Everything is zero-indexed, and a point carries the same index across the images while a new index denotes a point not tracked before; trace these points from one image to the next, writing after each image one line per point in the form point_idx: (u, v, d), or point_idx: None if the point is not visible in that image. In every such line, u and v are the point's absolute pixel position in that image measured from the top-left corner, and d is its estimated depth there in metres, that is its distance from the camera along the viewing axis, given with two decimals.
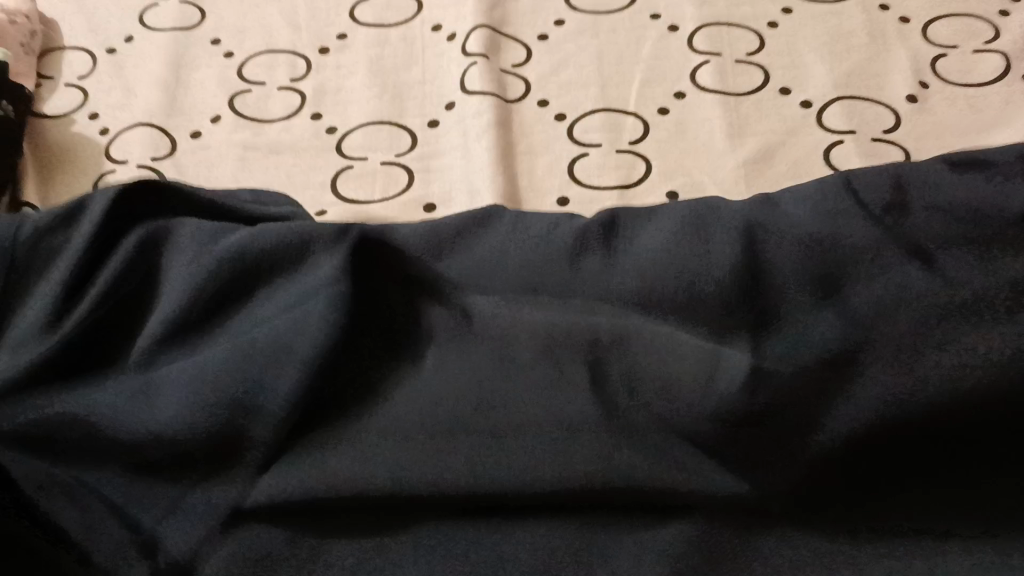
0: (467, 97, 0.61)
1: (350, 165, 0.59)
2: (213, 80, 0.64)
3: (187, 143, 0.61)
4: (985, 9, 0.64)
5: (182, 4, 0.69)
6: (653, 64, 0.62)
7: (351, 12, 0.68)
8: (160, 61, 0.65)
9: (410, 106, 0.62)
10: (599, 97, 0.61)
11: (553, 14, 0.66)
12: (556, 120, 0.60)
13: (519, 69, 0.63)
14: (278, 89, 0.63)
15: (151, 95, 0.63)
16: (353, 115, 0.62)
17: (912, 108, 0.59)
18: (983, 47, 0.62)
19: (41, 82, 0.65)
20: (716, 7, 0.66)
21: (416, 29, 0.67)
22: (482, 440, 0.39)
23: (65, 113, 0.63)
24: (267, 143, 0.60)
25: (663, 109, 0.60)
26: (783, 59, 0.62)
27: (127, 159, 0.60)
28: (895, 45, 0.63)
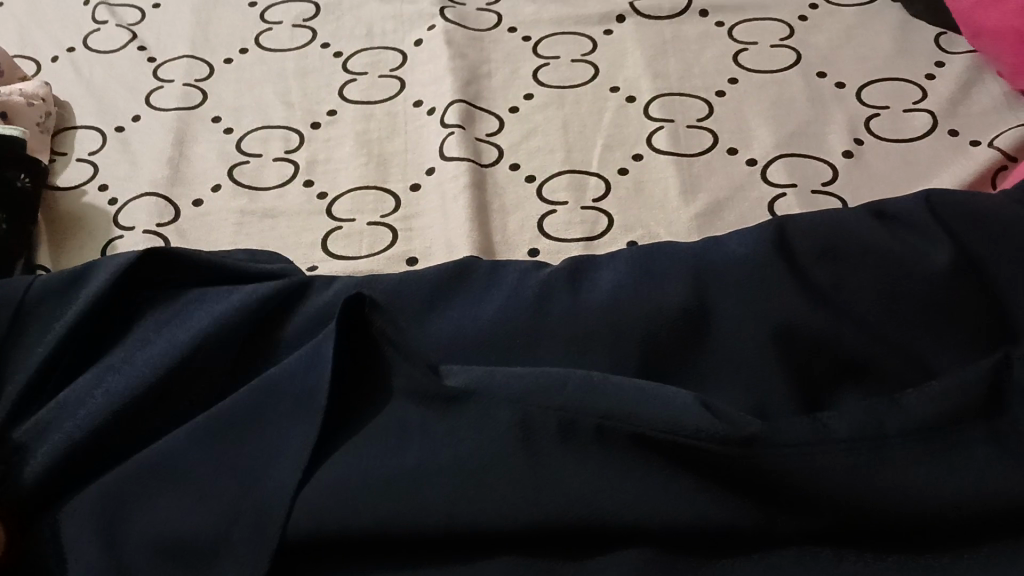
0: (446, 162, 0.68)
1: (339, 225, 0.65)
2: (214, 154, 0.70)
3: (189, 210, 0.66)
4: (912, 75, 0.72)
5: (185, 87, 0.76)
6: (614, 130, 0.69)
7: (340, 91, 0.74)
8: (165, 137, 0.72)
9: (394, 172, 0.68)
10: (565, 160, 0.67)
11: (523, 88, 0.73)
12: (526, 181, 0.66)
13: (493, 137, 0.70)
14: (273, 160, 0.69)
15: (156, 168, 0.69)
16: (342, 181, 0.68)
17: (847, 163, 0.65)
18: (910, 109, 0.69)
19: (55, 159, 0.71)
20: (670, 79, 0.73)
21: (400, 104, 0.73)
22: (471, 484, 0.42)
23: (77, 186, 0.69)
24: (262, 208, 0.66)
25: (622, 169, 0.66)
26: (731, 124, 0.69)
27: (133, 225, 0.65)
28: (831, 109, 0.69)
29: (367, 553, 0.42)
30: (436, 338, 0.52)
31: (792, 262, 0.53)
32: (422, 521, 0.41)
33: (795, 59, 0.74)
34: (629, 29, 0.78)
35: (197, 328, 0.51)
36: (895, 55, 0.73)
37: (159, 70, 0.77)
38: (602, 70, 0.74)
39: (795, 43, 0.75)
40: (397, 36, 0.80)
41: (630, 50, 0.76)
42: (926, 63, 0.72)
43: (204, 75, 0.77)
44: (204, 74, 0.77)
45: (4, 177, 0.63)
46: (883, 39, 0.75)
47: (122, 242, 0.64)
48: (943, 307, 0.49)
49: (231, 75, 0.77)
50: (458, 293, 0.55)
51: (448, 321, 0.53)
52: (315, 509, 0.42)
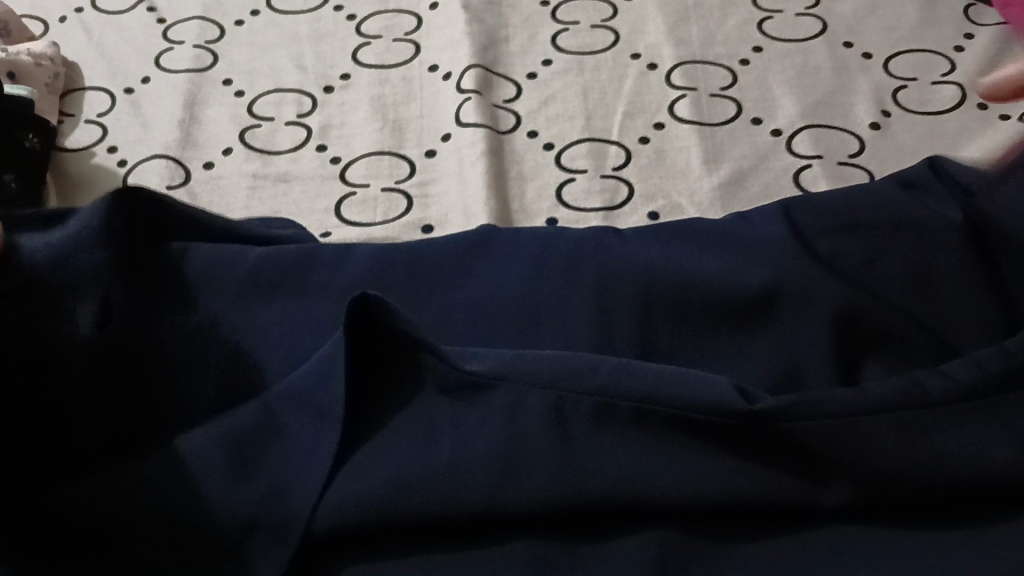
0: (462, 129, 0.66)
1: (353, 191, 0.63)
2: (226, 117, 0.69)
3: (200, 174, 0.65)
4: (941, 46, 0.70)
5: (196, 49, 0.74)
6: (634, 98, 0.67)
7: (353, 55, 0.73)
8: (176, 100, 0.70)
9: (409, 138, 0.67)
10: (585, 128, 0.66)
11: (541, 54, 0.71)
12: (545, 149, 0.65)
13: (511, 104, 0.68)
14: (286, 124, 0.68)
15: (167, 130, 0.68)
16: (355, 147, 0.66)
17: (874, 134, 0.64)
18: (939, 80, 0.67)
19: (63, 119, 0.69)
20: (692, 47, 0.71)
21: (415, 69, 0.72)
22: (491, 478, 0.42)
23: (86, 147, 0.67)
24: (275, 173, 0.65)
25: (644, 138, 0.65)
26: (754, 93, 0.67)
27: (143, 187, 0.64)
28: (858, 78, 0.68)
29: (397, 539, 0.42)
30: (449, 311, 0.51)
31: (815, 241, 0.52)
32: (451, 507, 0.41)
33: (820, 28, 0.72)
34: None
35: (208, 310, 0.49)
36: (922, 25, 0.72)
37: (170, 32, 0.76)
38: (623, 37, 0.72)
39: (820, 12, 0.73)
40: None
41: (651, 17, 0.74)
42: (956, 34, 0.71)
43: (215, 37, 0.75)
44: (215, 36, 0.75)
45: (13, 137, 0.62)
46: (911, 9, 0.73)
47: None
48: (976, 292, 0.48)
49: (243, 37, 0.75)
50: (476, 262, 0.54)
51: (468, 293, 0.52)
52: (345, 502, 0.41)
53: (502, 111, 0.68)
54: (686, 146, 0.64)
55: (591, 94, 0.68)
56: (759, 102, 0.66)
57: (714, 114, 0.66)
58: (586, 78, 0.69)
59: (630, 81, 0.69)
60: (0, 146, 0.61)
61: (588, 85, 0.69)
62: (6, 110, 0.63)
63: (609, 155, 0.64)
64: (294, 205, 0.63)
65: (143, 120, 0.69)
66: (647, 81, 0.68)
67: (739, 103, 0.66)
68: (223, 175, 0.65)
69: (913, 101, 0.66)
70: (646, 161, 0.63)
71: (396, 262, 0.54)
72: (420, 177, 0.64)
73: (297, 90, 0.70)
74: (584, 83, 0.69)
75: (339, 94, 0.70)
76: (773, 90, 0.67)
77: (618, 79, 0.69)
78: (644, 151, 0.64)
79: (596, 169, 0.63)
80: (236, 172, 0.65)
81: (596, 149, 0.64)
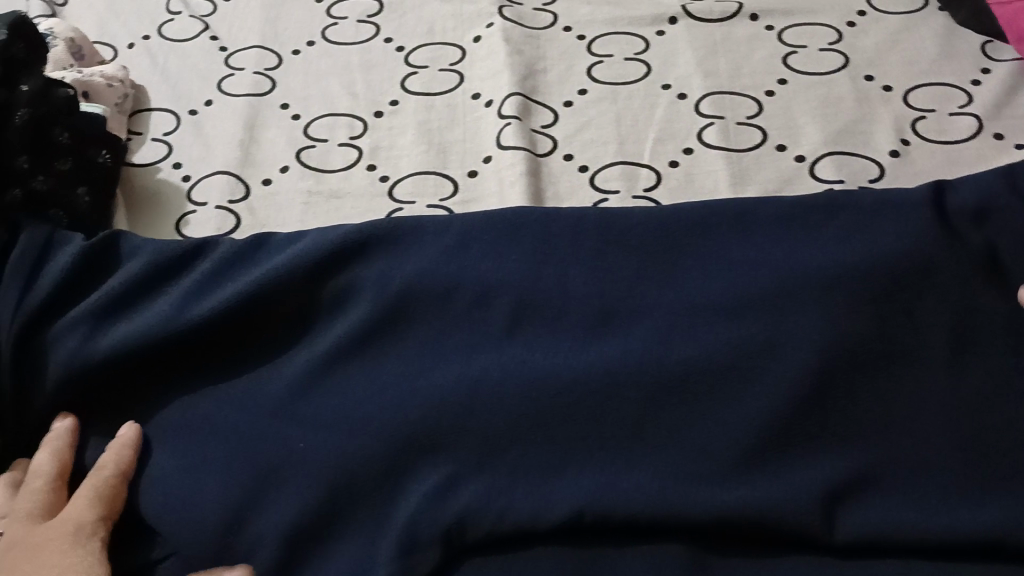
0: (503, 151, 0.71)
1: (401, 207, 0.68)
2: (283, 138, 0.74)
3: (259, 189, 0.70)
4: (958, 80, 0.73)
5: (255, 75, 0.79)
6: (665, 125, 0.71)
7: (402, 83, 0.78)
8: (236, 121, 0.75)
9: (452, 160, 0.71)
10: (617, 152, 0.70)
11: (578, 84, 0.76)
12: (579, 171, 0.69)
13: (548, 129, 0.73)
14: (338, 146, 0.73)
15: (229, 150, 0.73)
16: (402, 167, 0.71)
17: (893, 162, 0.67)
18: (955, 112, 0.71)
19: (132, 138, 0.75)
20: (720, 79, 0.75)
21: (459, 97, 0.76)
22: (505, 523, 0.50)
23: (152, 164, 0.72)
24: (328, 190, 0.69)
25: (674, 162, 0.69)
26: (778, 121, 0.71)
27: (206, 201, 0.69)
28: (878, 109, 0.71)
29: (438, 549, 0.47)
30: (439, 368, 0.56)
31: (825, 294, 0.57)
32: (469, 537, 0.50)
33: (842, 62, 0.76)
34: (680, 30, 0.80)
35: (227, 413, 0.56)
36: (942, 60, 0.75)
37: (230, 59, 0.81)
38: (655, 69, 0.76)
39: (844, 48, 0.77)
40: (457, 32, 0.83)
41: (682, 50, 0.78)
42: (973, 68, 0.74)
43: (273, 65, 0.80)
44: (273, 64, 0.81)
45: (86, 155, 0.67)
46: (930, 45, 0.77)
47: (193, 220, 0.68)
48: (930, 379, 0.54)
49: (298, 65, 0.80)
50: (466, 316, 0.59)
51: (451, 303, 0.59)
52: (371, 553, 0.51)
53: (541, 136, 0.72)
54: (716, 170, 0.68)
55: (623, 123, 0.72)
56: (785, 130, 0.70)
57: (742, 140, 0.70)
58: (619, 106, 0.73)
59: (662, 109, 0.73)
60: (76, 163, 0.66)
61: (621, 113, 0.73)
62: (82, 130, 0.68)
63: (641, 177, 0.68)
64: (345, 219, 0.67)
65: (206, 138, 0.74)
66: (678, 110, 0.73)
67: (766, 130, 0.70)
68: (279, 189, 0.70)
69: (930, 131, 0.70)
70: (674, 182, 0.67)
71: (404, 294, 0.59)
72: (464, 195, 0.69)
73: (350, 115, 0.75)
74: (617, 110, 0.73)
75: (389, 118, 0.75)
76: (798, 118, 0.71)
77: (649, 107, 0.73)
78: (674, 175, 0.68)
79: (627, 189, 0.67)
80: (293, 187, 0.70)
81: (628, 171, 0.68)
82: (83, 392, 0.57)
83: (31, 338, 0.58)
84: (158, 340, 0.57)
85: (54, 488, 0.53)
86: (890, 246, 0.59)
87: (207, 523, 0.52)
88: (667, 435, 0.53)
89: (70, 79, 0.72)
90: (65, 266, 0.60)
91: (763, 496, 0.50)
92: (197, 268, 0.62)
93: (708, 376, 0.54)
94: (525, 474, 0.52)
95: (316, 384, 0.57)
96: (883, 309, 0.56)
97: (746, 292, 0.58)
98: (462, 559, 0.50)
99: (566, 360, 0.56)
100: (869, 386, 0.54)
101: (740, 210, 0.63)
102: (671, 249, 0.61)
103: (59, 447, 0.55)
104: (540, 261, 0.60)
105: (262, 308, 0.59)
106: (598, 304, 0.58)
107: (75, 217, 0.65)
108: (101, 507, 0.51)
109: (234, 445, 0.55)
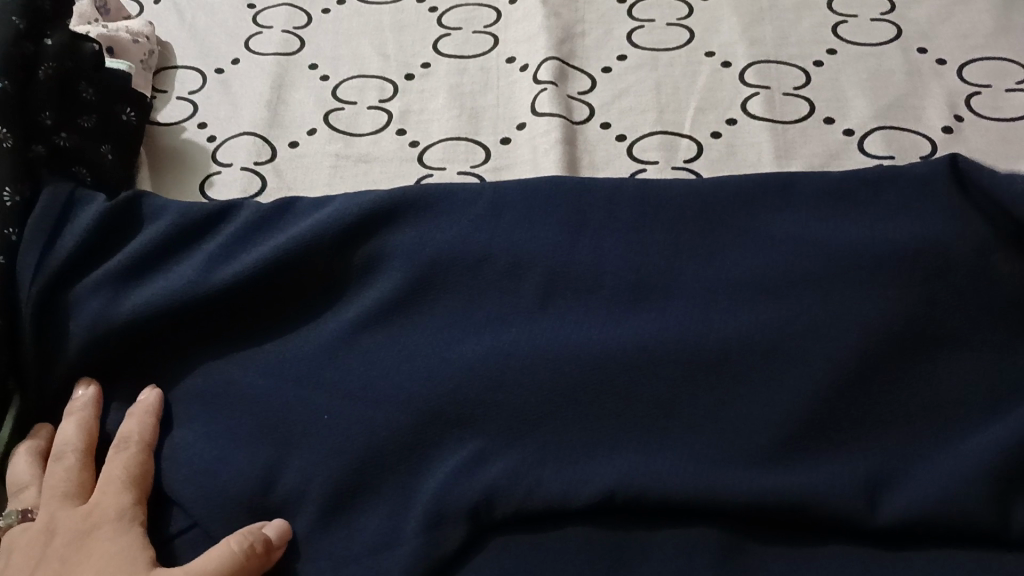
0: (537, 118, 0.68)
1: (431, 173, 0.65)
2: (311, 99, 0.72)
3: (285, 151, 0.68)
4: (1017, 54, 0.70)
5: (284, 34, 0.77)
6: (707, 94, 0.69)
7: (434, 45, 0.75)
8: (264, 81, 0.73)
9: (485, 125, 0.69)
10: (656, 121, 0.67)
11: (617, 50, 0.73)
12: (616, 140, 0.66)
13: (585, 96, 0.70)
14: (368, 109, 0.70)
15: (255, 110, 0.71)
16: (433, 132, 0.68)
17: (946, 138, 0.64)
18: (1013, 87, 0.67)
19: (157, 96, 0.73)
20: (766, 47, 0.72)
21: (492, 61, 0.74)
22: (533, 503, 0.48)
23: (177, 123, 0.71)
24: (357, 153, 0.67)
25: (716, 133, 0.66)
26: (826, 93, 0.68)
27: (232, 162, 0.67)
28: (932, 83, 0.68)
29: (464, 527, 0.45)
30: (467, 341, 0.54)
31: (873, 275, 0.54)
32: (496, 516, 0.48)
33: (895, 33, 0.72)
34: None
35: (254, 380, 0.54)
36: (1000, 33, 0.72)
37: (259, 17, 0.79)
38: (697, 35, 0.73)
39: (896, 18, 0.74)
40: None
41: (726, 16, 0.75)
42: None
43: (302, 23, 0.78)
44: (302, 22, 0.78)
45: (109, 112, 0.65)
46: (987, 16, 0.73)
47: (218, 181, 0.66)
48: (983, 368, 0.51)
49: (328, 25, 0.78)
50: (500, 287, 0.56)
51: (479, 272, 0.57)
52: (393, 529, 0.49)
53: (577, 103, 0.69)
54: (759, 142, 0.65)
55: (663, 91, 0.69)
56: (833, 102, 0.67)
57: (787, 112, 0.67)
58: (659, 73, 0.71)
59: (703, 77, 0.70)
60: (98, 120, 0.64)
61: (660, 81, 0.70)
62: (107, 85, 0.66)
63: (681, 148, 0.65)
64: (373, 184, 0.65)
65: (232, 97, 0.72)
66: (721, 79, 0.70)
67: (813, 102, 0.67)
68: (306, 152, 0.68)
69: (986, 107, 0.66)
70: (715, 154, 0.65)
71: (437, 262, 0.57)
72: (496, 162, 0.66)
73: (380, 77, 0.73)
74: (657, 78, 0.70)
75: (420, 81, 0.72)
76: (847, 90, 0.68)
77: (690, 75, 0.70)
78: (715, 146, 0.65)
79: (666, 160, 0.65)
80: (321, 150, 0.68)
81: (667, 142, 0.66)
82: (103, 355, 0.56)
83: (53, 302, 0.56)
84: (182, 304, 0.55)
85: (83, 467, 0.52)
86: (944, 226, 0.56)
87: (228, 493, 0.51)
88: (704, 417, 0.50)
89: (96, 34, 0.70)
90: (86, 228, 0.58)
91: (803, 483, 0.48)
92: (220, 232, 0.60)
93: (749, 357, 0.52)
94: (554, 452, 0.50)
95: (339, 351, 0.55)
96: (934, 292, 0.53)
97: (790, 270, 0.55)
98: (487, 537, 0.49)
99: (600, 336, 0.53)
100: (918, 372, 0.51)
101: (784, 180, 0.60)
102: (709, 220, 0.58)
103: (82, 420, 0.54)
104: (573, 231, 0.58)
105: (286, 273, 0.57)
106: (630, 275, 0.56)
107: (102, 174, 0.63)
108: (134, 488, 0.50)
109: (256, 414, 0.53)
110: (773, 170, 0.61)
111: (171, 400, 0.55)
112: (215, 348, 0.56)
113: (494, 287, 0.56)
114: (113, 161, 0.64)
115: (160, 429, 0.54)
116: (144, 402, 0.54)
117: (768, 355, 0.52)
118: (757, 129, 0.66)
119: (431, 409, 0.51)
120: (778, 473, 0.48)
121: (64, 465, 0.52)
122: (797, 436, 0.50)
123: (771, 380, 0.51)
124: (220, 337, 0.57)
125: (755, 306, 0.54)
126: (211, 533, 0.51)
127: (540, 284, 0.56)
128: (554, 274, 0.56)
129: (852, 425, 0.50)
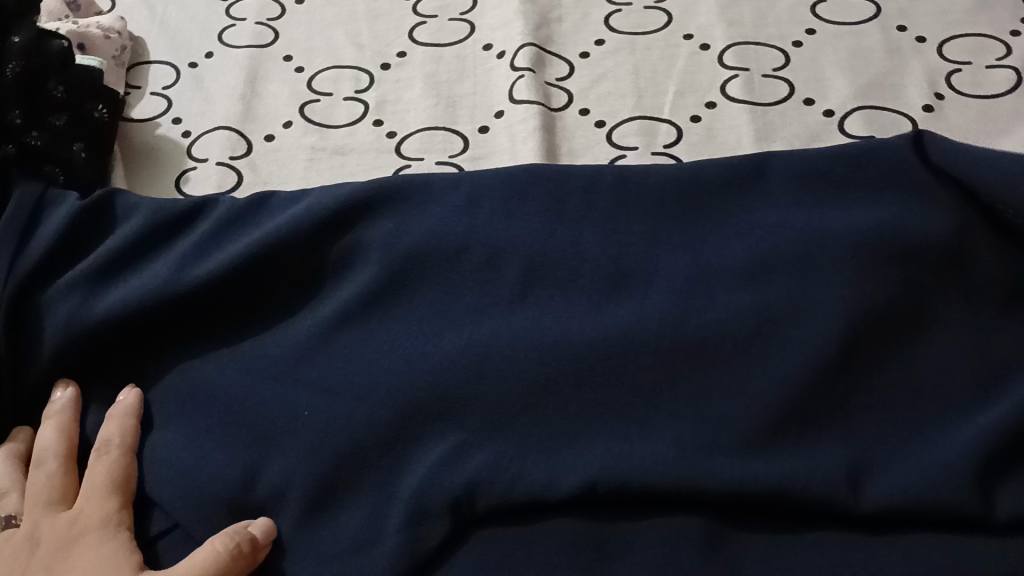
0: (515, 106, 0.67)
1: (408, 164, 0.65)
2: (286, 91, 0.71)
3: (261, 145, 0.67)
4: (996, 29, 0.69)
5: (257, 25, 0.76)
6: (686, 78, 0.68)
7: (409, 33, 0.74)
8: (238, 75, 0.72)
9: (462, 114, 0.68)
10: (635, 106, 0.66)
11: (594, 34, 0.72)
12: (595, 126, 0.66)
13: (563, 82, 0.69)
14: (343, 100, 0.70)
15: (230, 104, 0.70)
16: (410, 122, 0.68)
17: (926, 117, 0.64)
18: (993, 64, 0.67)
19: (130, 92, 0.72)
20: (744, 29, 0.71)
21: (469, 48, 0.73)
22: (515, 495, 0.48)
23: (151, 119, 0.70)
24: (333, 146, 0.66)
25: (695, 117, 0.65)
26: (805, 74, 0.67)
27: (207, 157, 0.67)
28: (911, 61, 0.68)
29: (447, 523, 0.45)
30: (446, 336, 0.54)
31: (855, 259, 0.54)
32: (479, 510, 0.48)
33: (874, 11, 0.72)
34: None
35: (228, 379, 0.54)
36: (979, 8, 0.71)
37: (231, 9, 0.78)
38: (675, 18, 0.73)
39: None
40: None
41: None
42: (1013, 18, 0.70)
43: (275, 14, 0.77)
44: (276, 13, 0.77)
45: (80, 109, 0.64)
46: None
47: (193, 177, 0.66)
48: (965, 349, 0.51)
49: (302, 15, 0.77)
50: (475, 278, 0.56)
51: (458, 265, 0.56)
52: (375, 526, 0.49)
53: (555, 90, 0.69)
54: (739, 125, 0.65)
55: (641, 75, 0.69)
56: (812, 83, 0.67)
57: (767, 94, 0.66)
58: (638, 58, 0.70)
59: (682, 61, 0.69)
60: (70, 117, 0.63)
61: (639, 66, 0.69)
62: (77, 83, 0.65)
63: (660, 133, 0.65)
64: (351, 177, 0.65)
65: (206, 92, 0.71)
66: (700, 62, 0.69)
67: (792, 84, 0.67)
68: (281, 146, 0.67)
69: (967, 86, 0.66)
70: (696, 138, 0.64)
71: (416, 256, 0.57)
72: (475, 151, 0.66)
73: (355, 68, 0.72)
74: (635, 62, 0.70)
75: (396, 71, 0.72)
76: (827, 71, 0.67)
77: (668, 59, 0.70)
78: (695, 130, 0.65)
79: (645, 145, 0.64)
80: (296, 144, 0.67)
81: (646, 127, 0.65)
82: (80, 358, 0.55)
83: (26, 305, 0.56)
84: (158, 303, 0.55)
85: (64, 472, 0.51)
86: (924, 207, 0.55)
87: (208, 493, 0.50)
88: (686, 404, 0.50)
89: (65, 31, 0.69)
90: (58, 229, 0.57)
91: (787, 470, 0.47)
92: (195, 229, 0.59)
93: (731, 343, 0.51)
94: (536, 444, 0.49)
95: (315, 348, 0.54)
96: (917, 273, 0.53)
97: (771, 254, 0.55)
98: (471, 529, 0.48)
99: (582, 325, 0.53)
100: (901, 355, 0.51)
101: (762, 164, 0.60)
102: (687, 210, 0.58)
103: (62, 425, 0.53)
104: (550, 219, 0.58)
105: (262, 269, 0.57)
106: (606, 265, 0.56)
107: (73, 172, 0.62)
108: (117, 493, 0.50)
109: (235, 413, 0.53)
110: (751, 155, 0.61)
111: (150, 400, 0.55)
112: (192, 347, 0.56)
113: (474, 278, 0.56)
114: (85, 160, 0.63)
115: (140, 430, 0.53)
116: (124, 402, 0.54)
117: (750, 341, 0.51)
118: (737, 113, 0.65)
119: (412, 404, 0.51)
120: (762, 459, 0.48)
121: (46, 471, 0.51)
122: (781, 421, 0.49)
123: (754, 366, 0.51)
124: (197, 336, 0.56)
125: (737, 291, 0.53)
126: (194, 534, 0.50)
127: (519, 273, 0.56)
128: (534, 264, 0.56)
129: (834, 409, 0.50)
